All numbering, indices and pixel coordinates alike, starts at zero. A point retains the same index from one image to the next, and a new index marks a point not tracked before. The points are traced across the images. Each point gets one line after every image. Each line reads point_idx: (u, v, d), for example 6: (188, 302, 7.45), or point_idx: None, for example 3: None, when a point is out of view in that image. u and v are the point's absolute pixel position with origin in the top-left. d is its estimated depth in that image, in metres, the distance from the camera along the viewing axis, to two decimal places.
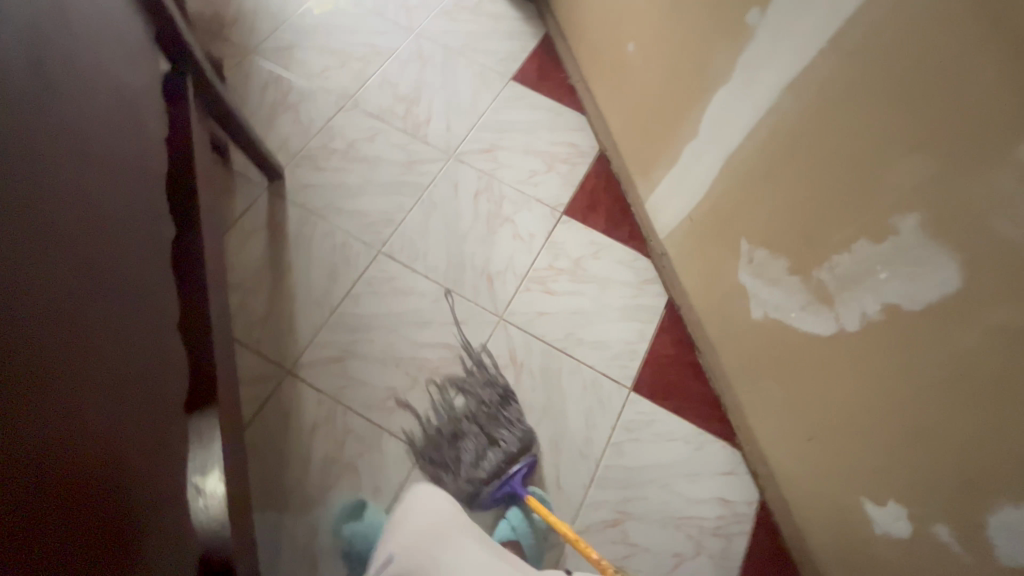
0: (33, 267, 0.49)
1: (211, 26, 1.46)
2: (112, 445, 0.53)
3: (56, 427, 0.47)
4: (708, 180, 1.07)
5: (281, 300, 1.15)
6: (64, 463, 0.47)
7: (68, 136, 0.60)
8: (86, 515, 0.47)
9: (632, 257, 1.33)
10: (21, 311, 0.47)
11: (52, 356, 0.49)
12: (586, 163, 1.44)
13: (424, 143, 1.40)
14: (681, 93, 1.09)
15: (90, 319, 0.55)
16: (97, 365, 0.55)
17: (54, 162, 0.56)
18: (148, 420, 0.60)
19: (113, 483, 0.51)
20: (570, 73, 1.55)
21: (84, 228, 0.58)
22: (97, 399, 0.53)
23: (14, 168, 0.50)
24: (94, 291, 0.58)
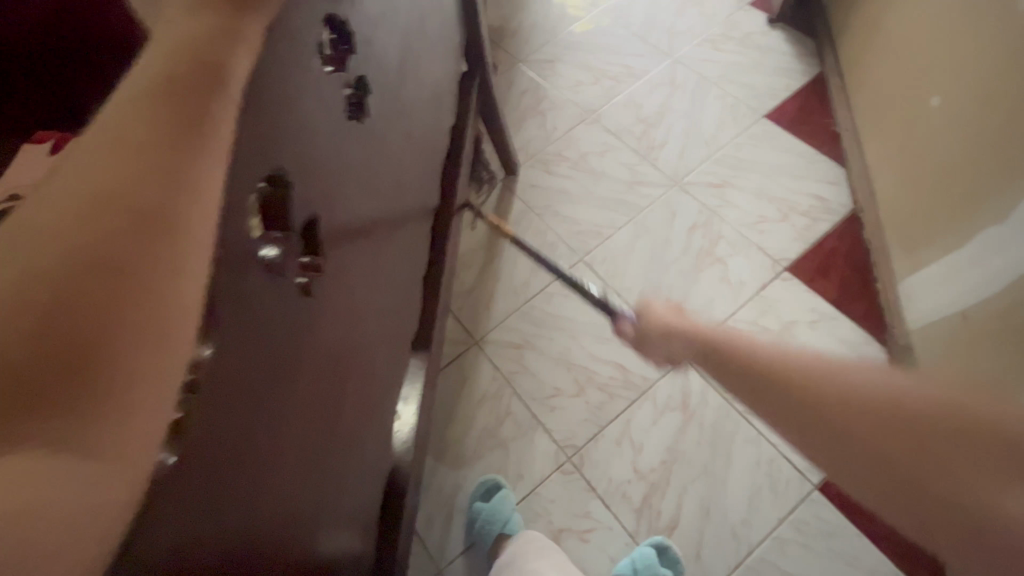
0: (336, 233, 0.46)
1: (496, 36, 1.69)
2: (359, 395, 0.56)
3: (306, 374, 0.44)
4: (1003, 278, 0.85)
5: (487, 279, 1.29)
6: (297, 408, 0.43)
7: (395, 125, 0.60)
8: (290, 463, 0.43)
9: (862, 339, 1.14)
10: (333, 279, 0.46)
11: (343, 306, 0.49)
12: (830, 220, 1.27)
13: (652, 166, 1.40)
14: (996, 164, 0.88)
15: (356, 288, 0.52)
16: (354, 336, 0.53)
17: (375, 131, 0.54)
18: (378, 374, 0.61)
19: (319, 437, 0.48)
20: (839, 119, 1.38)
21: (362, 193, 0.52)
22: (352, 355, 0.53)
23: (355, 139, 0.49)
24: (391, 268, 0.63)
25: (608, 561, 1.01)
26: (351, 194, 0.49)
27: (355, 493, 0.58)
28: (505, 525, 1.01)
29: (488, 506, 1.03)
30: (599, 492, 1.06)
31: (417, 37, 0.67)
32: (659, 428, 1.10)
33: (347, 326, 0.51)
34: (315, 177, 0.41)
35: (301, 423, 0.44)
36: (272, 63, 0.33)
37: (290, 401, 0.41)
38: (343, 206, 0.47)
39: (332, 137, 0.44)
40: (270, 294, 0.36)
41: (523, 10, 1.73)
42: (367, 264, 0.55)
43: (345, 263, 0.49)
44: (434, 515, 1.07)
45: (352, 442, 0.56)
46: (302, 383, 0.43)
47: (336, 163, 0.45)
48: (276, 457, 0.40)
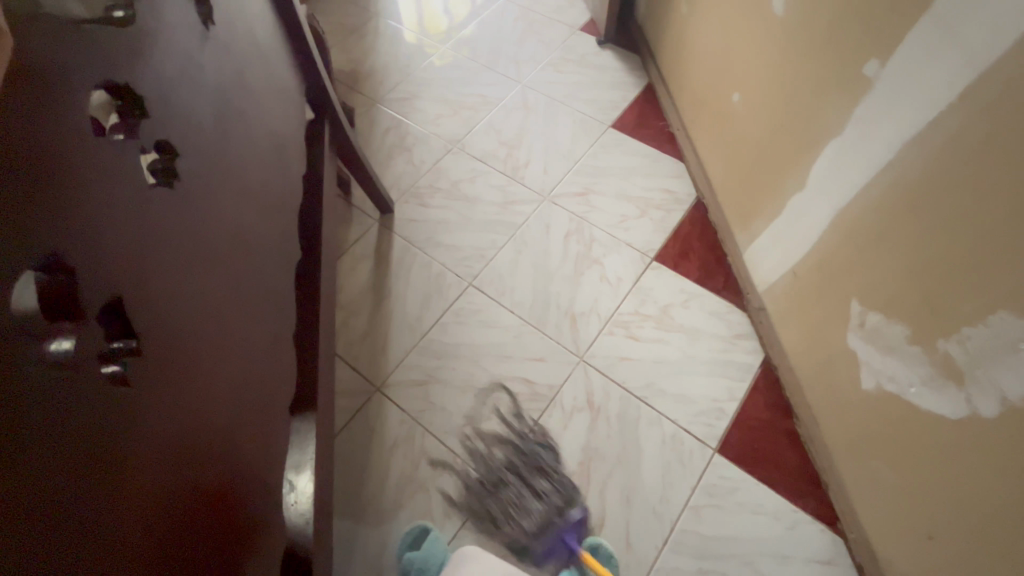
0: (162, 308, 0.44)
1: (348, 80, 1.68)
2: (233, 472, 0.53)
3: (147, 474, 0.40)
4: (814, 236, 1.00)
5: (379, 323, 1.26)
6: (141, 513, 0.39)
7: (223, 186, 0.57)
8: (143, 575, 0.39)
9: (726, 309, 1.27)
10: (166, 358, 0.44)
11: (185, 390, 0.46)
12: (681, 209, 1.42)
13: (521, 185, 1.47)
14: (788, 143, 1.05)
15: (201, 365, 0.49)
16: (208, 418, 0.49)
17: (200, 193, 0.52)
18: (251, 452, 0.57)
19: (182, 537, 0.44)
20: (671, 121, 1.55)
21: (192, 266, 0.49)
22: (210, 440, 0.49)
23: (173, 207, 0.47)
24: (247, 337, 0.59)
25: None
26: (171, 268, 0.46)
27: None
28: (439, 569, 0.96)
29: (418, 555, 0.97)
30: None
31: (237, 91, 0.65)
32: (571, 431, 1.13)
33: (195, 409, 0.47)
34: (116, 251, 0.39)
35: (151, 525, 0.40)
36: (13, 141, 0.31)
37: (127, 508, 0.38)
38: (163, 284, 0.44)
39: (134, 207, 0.42)
40: (63, 395, 0.33)
41: (373, 53, 1.74)
42: (211, 339, 0.51)
43: (180, 336, 0.46)
44: None
45: (230, 536, 0.51)
46: (141, 485, 0.39)
47: (143, 240, 0.42)
48: (120, 573, 0.36)
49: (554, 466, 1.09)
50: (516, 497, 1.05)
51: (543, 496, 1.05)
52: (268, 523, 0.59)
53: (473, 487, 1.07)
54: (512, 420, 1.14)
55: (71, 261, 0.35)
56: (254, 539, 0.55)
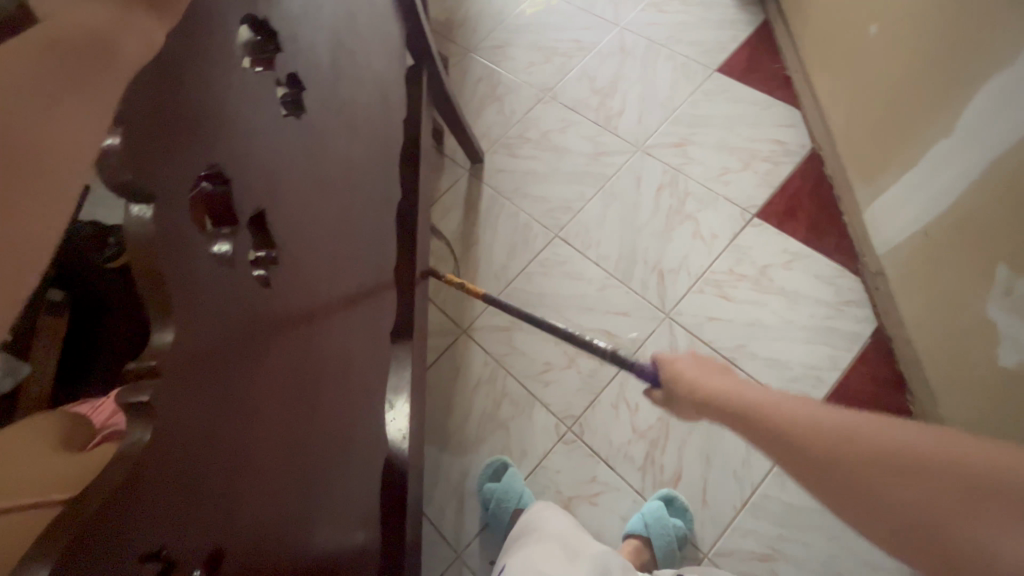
0: (288, 229, 0.49)
1: (443, 29, 1.69)
2: (341, 386, 0.59)
3: (279, 368, 0.46)
4: (959, 189, 0.87)
5: (466, 269, 1.31)
6: (272, 400, 0.45)
7: (337, 123, 0.61)
8: (273, 451, 0.45)
9: (835, 272, 1.16)
10: (291, 275, 0.49)
11: (309, 303, 0.52)
12: (791, 162, 1.29)
13: (613, 136, 1.42)
14: (935, 81, 0.90)
15: (320, 284, 0.55)
16: (326, 331, 0.55)
17: (318, 127, 0.56)
18: (359, 368, 0.63)
19: (301, 428, 0.50)
20: (788, 63, 1.40)
21: (314, 194, 0.54)
22: (327, 352, 0.55)
23: (298, 137, 0.52)
24: (356, 267, 0.64)
25: (619, 520, 1.03)
26: (299, 193, 0.51)
27: (353, 485, 0.60)
28: (518, 500, 1.03)
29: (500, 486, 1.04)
30: (603, 456, 1.08)
31: (349, 32, 0.68)
32: None
33: (315, 321, 0.53)
34: (256, 173, 0.44)
35: (279, 412, 0.46)
36: (184, 59, 0.36)
37: (264, 393, 0.44)
38: (293, 206, 0.50)
39: (269, 134, 0.46)
40: (224, 287, 0.38)
41: (467, 1, 1.73)
42: (328, 261, 0.57)
43: (301, 256, 0.51)
44: (446, 502, 1.09)
45: (337, 440, 0.57)
46: (274, 374, 0.46)
47: (275, 165, 0.47)
48: (258, 443, 0.43)
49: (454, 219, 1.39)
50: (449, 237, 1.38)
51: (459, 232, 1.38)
52: (369, 436, 0.65)
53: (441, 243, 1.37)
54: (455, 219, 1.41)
55: (227, 173, 0.40)
56: (357, 446, 0.62)
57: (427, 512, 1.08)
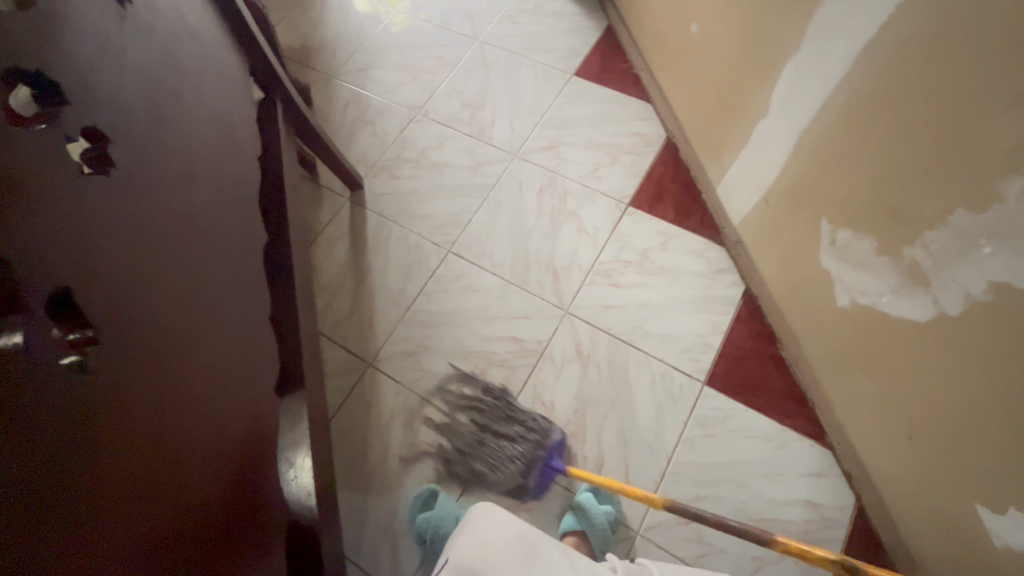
0: (110, 303, 0.45)
1: (300, 56, 1.62)
2: (220, 454, 0.55)
3: (124, 455, 0.42)
4: (782, 159, 1.00)
5: (362, 300, 1.26)
6: (123, 490, 0.41)
7: (166, 173, 0.57)
8: (135, 546, 0.41)
9: (705, 246, 1.28)
10: (124, 350, 0.45)
11: (153, 376, 0.48)
12: (652, 151, 1.41)
13: (489, 146, 1.44)
14: (749, 69, 1.03)
15: (168, 352, 0.51)
16: (183, 400, 0.51)
17: (138, 184, 0.52)
18: (239, 431, 0.59)
19: (174, 512, 0.46)
20: (634, 62, 1.52)
21: (142, 258, 0.50)
22: (190, 422, 0.51)
23: (109, 199, 0.47)
24: (217, 324, 0.60)
25: (554, 519, 1.04)
26: (117, 259, 0.47)
27: (257, 558, 0.56)
28: (455, 522, 1.00)
29: (432, 514, 1.01)
30: None
31: (169, 71, 0.63)
32: (563, 382, 1.15)
33: (166, 393, 0.49)
34: (46, 248, 0.39)
35: (136, 501, 0.42)
36: None
37: (105, 487, 0.40)
38: (111, 276, 0.46)
39: (59, 201, 0.42)
40: (20, 382, 0.35)
41: (321, 26, 1.67)
42: (175, 326, 0.53)
43: (135, 327, 0.47)
44: (378, 547, 1.03)
45: (225, 514, 0.53)
46: (120, 460, 0.42)
47: (74, 233, 0.43)
48: (111, 540, 0.39)
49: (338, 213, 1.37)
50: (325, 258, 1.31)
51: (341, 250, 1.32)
52: (264, 502, 0.60)
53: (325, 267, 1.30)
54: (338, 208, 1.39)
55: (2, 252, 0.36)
56: (254, 511, 0.57)
57: (359, 562, 1.02)
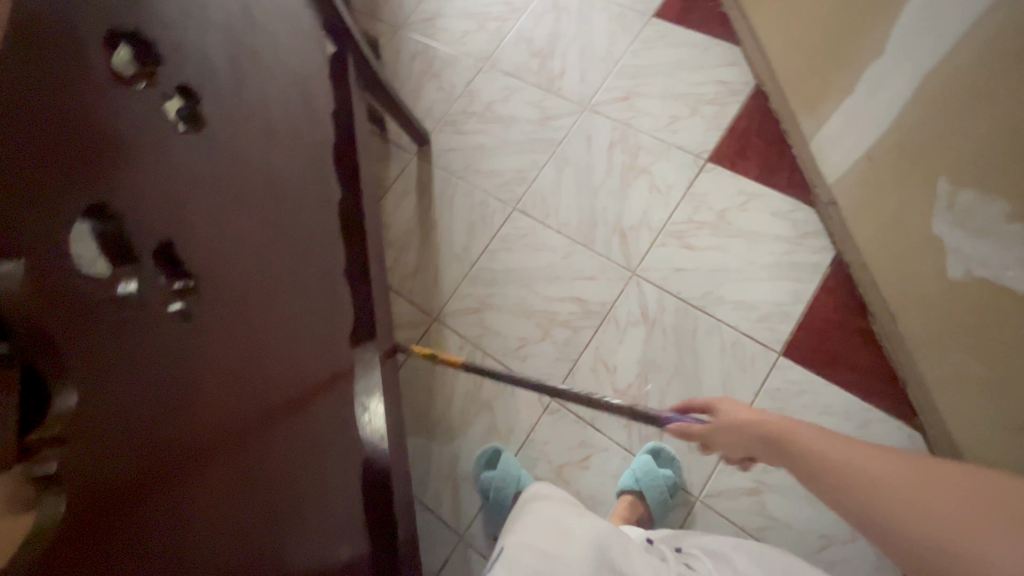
0: (202, 257, 0.48)
1: (369, 7, 1.60)
2: (302, 400, 0.59)
3: (217, 400, 0.46)
4: (896, 108, 0.88)
5: (429, 255, 1.28)
6: (213, 431, 0.45)
7: (247, 130, 0.59)
8: (227, 482, 0.45)
9: (790, 206, 1.17)
10: (215, 300, 0.48)
11: (242, 329, 0.51)
12: (737, 101, 1.28)
13: (558, 97, 1.38)
14: (865, 2, 0.90)
15: (255, 306, 0.54)
16: (267, 348, 0.55)
17: (222, 140, 0.54)
18: (318, 383, 0.63)
19: (260, 450, 0.50)
20: (723, 0, 1.37)
21: (228, 213, 0.53)
22: (273, 372, 0.55)
23: (199, 156, 0.50)
24: (297, 278, 0.63)
25: (612, 478, 1.05)
26: (206, 214, 0.49)
27: (334, 496, 0.61)
28: (518, 483, 1.03)
29: (495, 475, 1.04)
30: (589, 421, 1.09)
31: (247, 28, 0.64)
32: (627, 344, 1.13)
33: (254, 345, 0.53)
34: (149, 204, 0.42)
35: (228, 442, 0.46)
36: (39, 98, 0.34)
37: (201, 428, 0.44)
38: (205, 233, 0.49)
39: (158, 158, 0.44)
40: (130, 325, 0.38)
41: None
42: (261, 283, 0.56)
43: (223, 279, 0.50)
44: (442, 489, 1.10)
45: (306, 454, 0.57)
46: (211, 399, 0.46)
47: (173, 188, 0.45)
48: (206, 469, 0.43)
49: (410, 163, 1.38)
50: (393, 212, 1.34)
51: (408, 202, 1.34)
52: (343, 444, 0.64)
53: (391, 221, 1.33)
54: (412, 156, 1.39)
55: (114, 206, 0.38)
56: (331, 457, 0.61)
57: (425, 501, 1.09)
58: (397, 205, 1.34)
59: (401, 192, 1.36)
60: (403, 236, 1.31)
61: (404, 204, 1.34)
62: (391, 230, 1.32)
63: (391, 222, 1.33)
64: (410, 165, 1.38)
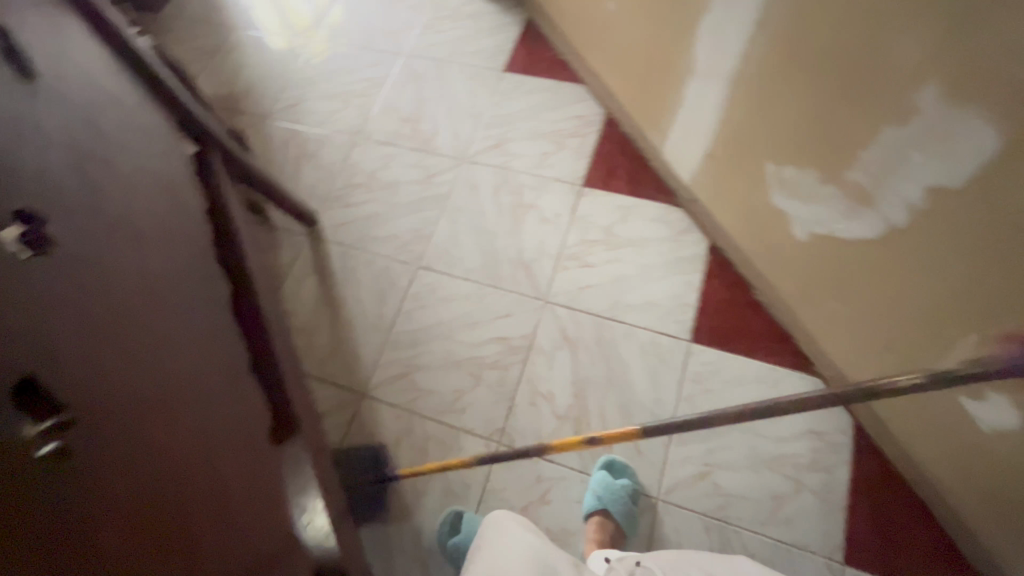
0: (72, 389, 0.46)
1: (227, 103, 1.58)
2: (229, 512, 0.55)
3: (121, 545, 0.44)
4: (718, 112, 1.04)
5: (342, 333, 1.24)
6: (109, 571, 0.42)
7: (110, 248, 0.58)
8: None
9: (663, 210, 1.31)
10: (92, 431, 0.46)
11: (132, 456, 0.49)
12: (594, 130, 1.43)
13: (436, 155, 1.44)
14: (670, 34, 1.07)
15: (146, 427, 0.51)
16: (172, 465, 0.52)
17: (77, 267, 0.53)
18: (249, 488, 0.59)
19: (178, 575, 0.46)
20: (561, 49, 1.55)
21: (96, 338, 0.51)
22: (186, 491, 0.52)
23: (50, 289, 0.49)
24: (200, 385, 0.60)
25: (576, 505, 1.05)
26: (68, 343, 0.48)
27: None
28: None
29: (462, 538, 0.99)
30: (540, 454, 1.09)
31: (94, 143, 0.63)
32: (556, 370, 1.16)
33: (151, 470, 0.50)
34: None
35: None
36: None
37: None
38: (69, 366, 0.47)
39: None
40: None
41: (244, 69, 1.64)
42: (155, 400, 0.54)
43: (101, 406, 0.48)
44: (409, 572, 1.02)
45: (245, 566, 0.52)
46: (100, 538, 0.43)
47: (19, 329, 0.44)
48: None
49: (300, 245, 1.35)
50: (293, 299, 1.29)
51: (310, 284, 1.30)
52: None
53: (294, 308, 1.28)
54: (303, 238, 1.36)
55: None
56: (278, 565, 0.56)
57: None
58: (298, 288, 1.30)
59: (299, 275, 1.31)
60: (308, 320, 1.26)
61: (306, 287, 1.30)
62: (295, 318, 1.26)
63: (293, 309, 1.27)
64: (302, 247, 1.35)
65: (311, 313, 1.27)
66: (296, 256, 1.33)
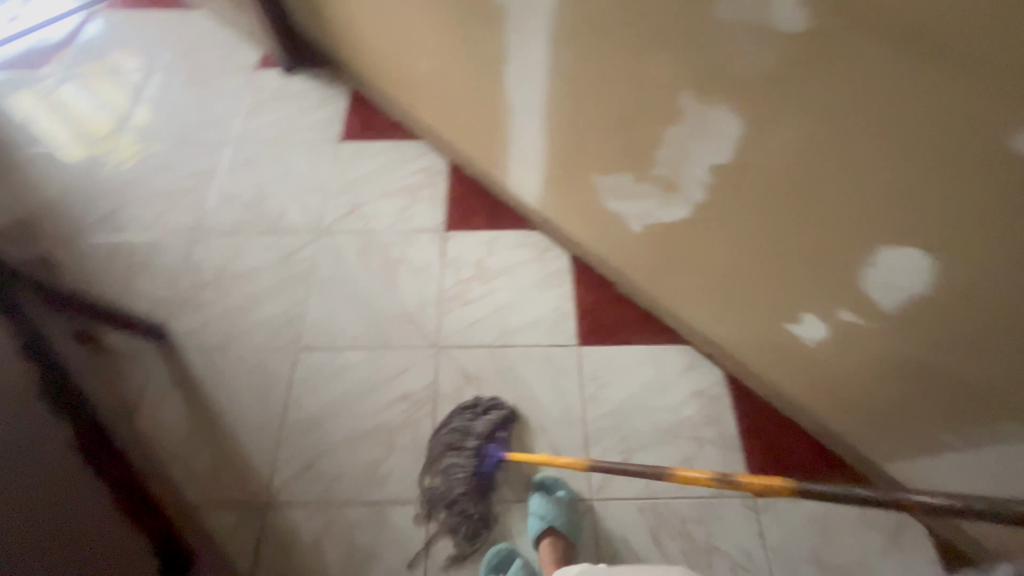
0: None
1: (22, 230, 1.37)
2: None
3: None
4: (542, 143, 1.18)
5: (225, 445, 1.11)
6: None
7: None
8: None
9: (522, 235, 1.41)
10: None
11: None
12: (442, 178, 1.51)
13: (290, 233, 1.40)
14: (483, 85, 1.20)
15: None
16: None
17: None
18: None
19: None
20: (390, 111, 1.62)
21: None
22: None
23: None
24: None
25: (520, 534, 1.05)
26: None
27: None
28: None
29: None
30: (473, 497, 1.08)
31: None
32: None
33: None
34: None
35: None
36: None
37: None
38: None
39: None
40: None
41: (36, 190, 1.44)
42: None
43: None
44: None
45: None
46: None
47: None
48: None
49: (152, 364, 1.20)
50: (156, 426, 1.13)
51: (173, 403, 1.15)
52: None
53: (159, 435, 1.12)
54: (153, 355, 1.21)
55: None
56: None
57: None
58: (161, 411, 1.14)
59: (158, 397, 1.16)
60: (180, 444, 1.11)
61: (169, 407, 1.15)
62: (164, 446, 1.11)
63: (159, 436, 1.11)
64: (155, 365, 1.19)
65: (182, 435, 1.12)
66: (149, 376, 1.18)
